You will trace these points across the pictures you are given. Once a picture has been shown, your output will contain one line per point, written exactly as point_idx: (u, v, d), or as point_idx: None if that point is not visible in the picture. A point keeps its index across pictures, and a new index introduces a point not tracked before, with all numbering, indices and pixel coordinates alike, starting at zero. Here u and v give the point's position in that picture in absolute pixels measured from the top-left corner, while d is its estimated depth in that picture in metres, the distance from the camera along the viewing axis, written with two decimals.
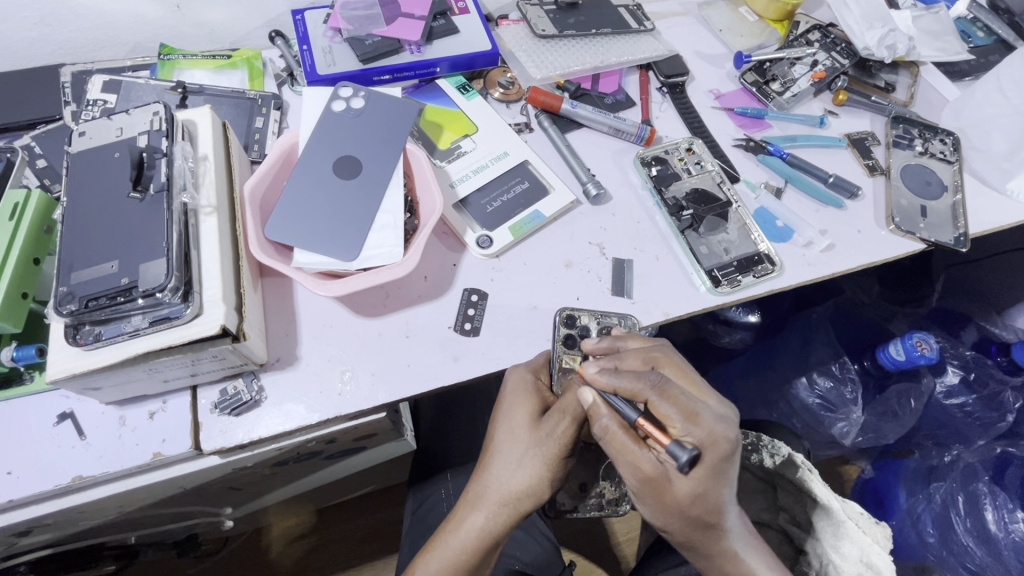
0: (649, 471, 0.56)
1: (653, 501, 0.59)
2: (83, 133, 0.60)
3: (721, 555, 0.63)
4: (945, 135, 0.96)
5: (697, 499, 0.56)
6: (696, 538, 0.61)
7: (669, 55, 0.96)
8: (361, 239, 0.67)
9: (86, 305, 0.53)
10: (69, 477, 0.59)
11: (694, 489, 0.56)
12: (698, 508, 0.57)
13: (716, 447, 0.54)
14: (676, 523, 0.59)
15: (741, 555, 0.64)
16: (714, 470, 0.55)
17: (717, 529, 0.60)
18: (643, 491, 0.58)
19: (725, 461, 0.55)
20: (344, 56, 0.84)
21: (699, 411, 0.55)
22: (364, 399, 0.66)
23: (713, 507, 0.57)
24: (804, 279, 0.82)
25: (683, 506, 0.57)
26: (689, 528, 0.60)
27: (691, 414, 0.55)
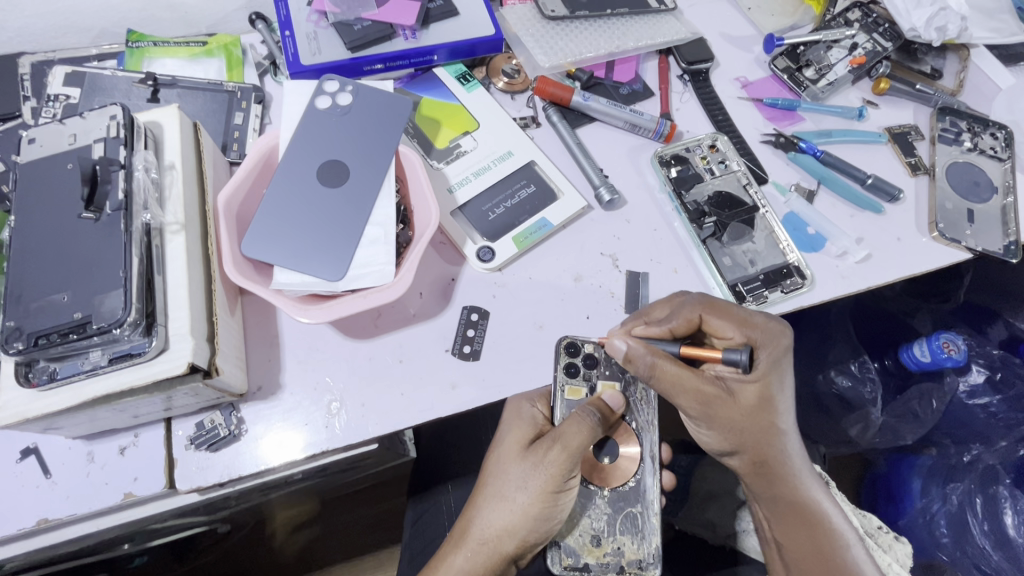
0: (711, 392, 0.61)
1: (720, 422, 0.63)
2: (32, 139, 0.54)
3: (783, 477, 0.66)
4: (997, 129, 0.87)
5: (758, 406, 0.62)
6: (762, 451, 0.64)
7: (693, 39, 0.87)
8: (348, 256, 0.60)
9: (35, 343, 0.48)
10: (34, 520, 0.55)
11: (751, 395, 0.62)
12: (760, 416, 0.63)
13: (777, 354, 0.62)
14: (744, 434, 0.63)
15: (800, 475, 0.67)
16: (763, 376, 0.62)
17: (778, 439, 0.64)
18: (709, 413, 0.62)
19: (783, 360, 0.62)
20: (331, 43, 0.75)
21: (753, 316, 0.62)
22: (355, 431, 0.61)
23: (773, 415, 0.63)
24: (837, 294, 0.75)
25: (746, 417, 0.62)
26: (752, 440, 0.64)
27: (713, 327, 0.63)
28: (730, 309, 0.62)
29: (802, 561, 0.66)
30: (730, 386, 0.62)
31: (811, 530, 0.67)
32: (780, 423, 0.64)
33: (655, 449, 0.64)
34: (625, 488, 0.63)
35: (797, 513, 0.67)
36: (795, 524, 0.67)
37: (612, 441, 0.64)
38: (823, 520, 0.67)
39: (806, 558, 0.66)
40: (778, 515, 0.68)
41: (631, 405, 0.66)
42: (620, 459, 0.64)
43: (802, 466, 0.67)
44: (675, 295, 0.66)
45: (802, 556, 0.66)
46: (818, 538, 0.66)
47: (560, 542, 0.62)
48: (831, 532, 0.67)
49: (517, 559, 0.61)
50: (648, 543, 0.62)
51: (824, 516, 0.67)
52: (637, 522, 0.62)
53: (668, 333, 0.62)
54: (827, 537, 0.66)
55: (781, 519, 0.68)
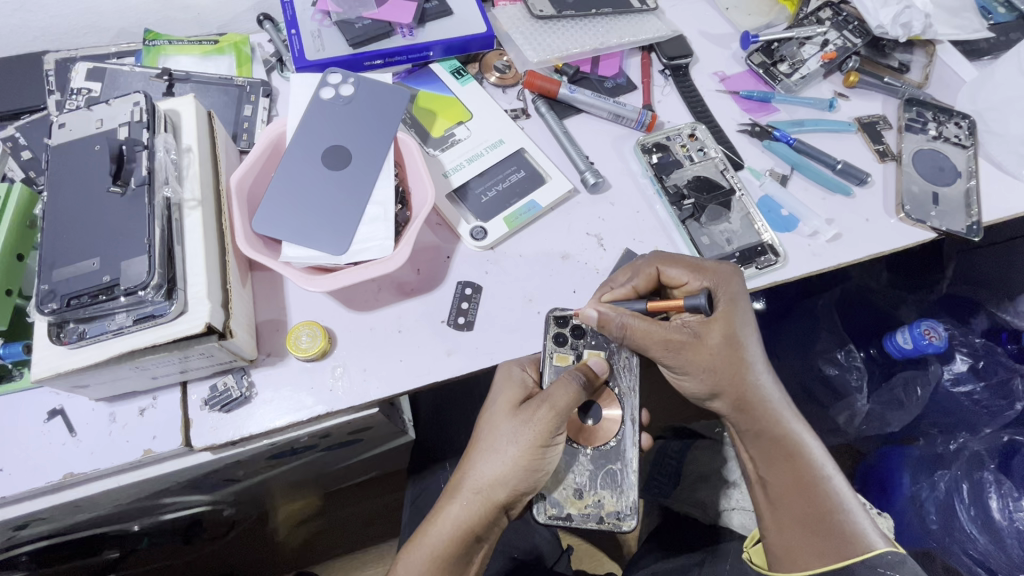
0: (679, 338, 0.65)
1: (689, 366, 0.66)
2: (63, 124, 0.59)
3: (763, 413, 0.70)
4: (961, 118, 0.92)
5: (728, 346, 0.66)
6: (739, 389, 0.68)
7: (673, 36, 0.92)
8: (350, 232, 0.65)
9: (68, 303, 0.52)
10: (60, 474, 0.59)
11: (718, 335, 0.66)
12: (730, 354, 0.66)
13: (732, 294, 0.66)
14: (715, 376, 0.67)
15: (780, 411, 0.71)
16: (722, 317, 0.66)
17: (755, 376, 0.68)
18: (680, 359, 0.66)
19: (739, 297, 0.66)
20: (334, 41, 0.81)
21: (703, 262, 0.68)
22: (356, 394, 0.65)
23: (744, 353, 0.67)
24: (809, 271, 0.79)
25: (717, 357, 0.66)
26: (728, 378, 0.68)
27: (672, 279, 0.68)
28: (682, 259, 0.68)
29: (786, 495, 0.69)
30: (696, 330, 0.66)
31: (793, 463, 0.70)
32: (753, 360, 0.68)
33: (634, 412, 0.69)
34: (607, 446, 0.68)
35: (779, 448, 0.70)
36: (776, 458, 0.70)
37: (596, 405, 0.69)
38: (803, 454, 0.70)
39: (787, 490, 0.69)
40: (761, 451, 0.71)
41: (615, 372, 0.70)
42: (603, 420, 0.69)
43: (781, 401, 0.71)
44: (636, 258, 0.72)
45: (785, 490, 0.69)
46: (798, 470, 0.69)
47: (545, 495, 0.66)
48: (811, 466, 0.70)
49: (508, 509, 0.66)
50: (626, 497, 0.66)
51: (804, 450, 0.70)
52: (616, 478, 0.67)
53: (631, 290, 0.68)
54: (807, 468, 0.70)
55: (764, 455, 0.71)
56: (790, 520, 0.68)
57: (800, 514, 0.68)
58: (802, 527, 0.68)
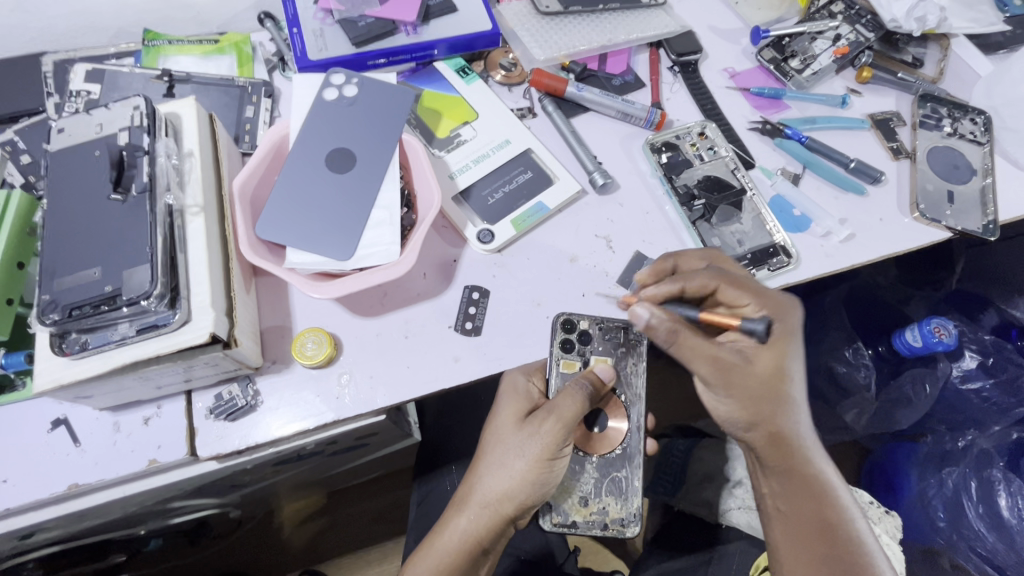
0: (727, 360, 0.62)
1: (735, 393, 0.64)
2: (63, 129, 0.57)
3: (794, 451, 0.68)
4: (976, 114, 0.90)
5: (773, 378, 0.64)
6: (775, 425, 0.66)
7: (682, 31, 0.90)
8: (355, 237, 0.64)
9: (70, 314, 0.51)
10: (64, 485, 0.58)
11: (766, 366, 0.64)
12: (774, 386, 0.64)
13: (789, 326, 0.64)
14: (754, 405, 0.65)
15: (811, 448, 0.69)
16: (778, 347, 0.64)
17: (791, 413, 0.66)
18: (725, 384, 0.64)
19: (795, 333, 0.64)
20: (337, 40, 0.79)
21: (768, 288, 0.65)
22: (363, 402, 0.64)
23: (786, 388, 0.65)
24: (822, 272, 0.78)
25: (762, 388, 0.64)
26: (766, 412, 0.65)
27: (728, 296, 0.65)
28: (745, 281, 0.64)
29: (804, 529, 0.68)
30: (746, 355, 0.64)
31: (816, 501, 0.69)
32: (793, 396, 0.66)
33: (641, 421, 0.68)
34: (613, 455, 0.67)
35: (804, 485, 0.69)
36: (802, 498, 0.69)
37: (604, 413, 0.68)
38: (828, 492, 0.69)
39: (809, 530, 0.68)
40: (787, 488, 0.69)
41: (623, 379, 0.70)
42: (610, 427, 0.68)
43: (813, 441, 0.69)
44: (695, 260, 0.69)
45: (805, 525, 0.68)
46: (822, 508, 0.68)
47: (551, 503, 0.65)
48: (835, 504, 0.69)
49: (516, 521, 0.65)
50: (630, 504, 0.66)
51: (829, 488, 0.69)
52: (621, 486, 0.66)
53: (677, 291, 0.66)
54: (832, 510, 0.69)
55: (787, 489, 0.69)
56: (805, 555, 0.68)
57: (820, 555, 0.67)
58: (815, 564, 0.67)
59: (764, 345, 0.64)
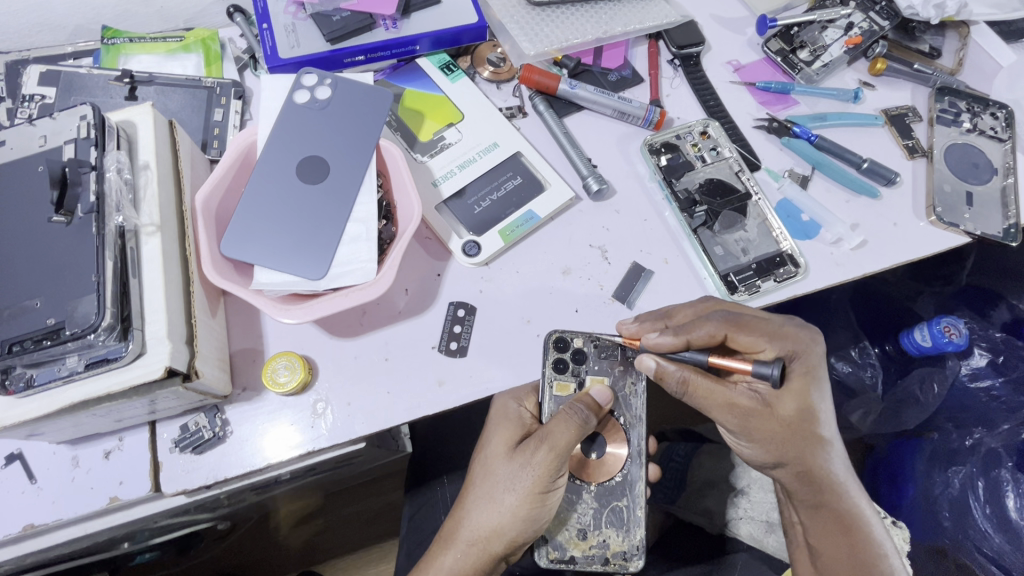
0: (746, 405, 0.61)
1: (760, 437, 0.62)
2: (3, 142, 0.52)
3: (826, 486, 0.65)
4: (998, 108, 0.84)
5: (799, 419, 0.61)
6: (805, 464, 0.63)
7: (683, 21, 0.84)
8: (328, 254, 0.59)
9: (11, 349, 0.48)
10: (20, 525, 0.55)
11: (791, 407, 0.62)
12: (800, 428, 0.62)
13: (812, 361, 0.62)
14: (777, 449, 0.63)
15: (846, 484, 0.65)
16: (799, 387, 0.61)
17: (822, 451, 0.63)
18: (748, 428, 0.62)
19: (818, 370, 0.61)
20: (310, 35, 0.74)
21: (784, 326, 0.61)
22: (341, 431, 0.60)
23: (816, 428, 0.62)
24: (832, 282, 0.73)
25: (785, 430, 0.62)
26: (794, 452, 0.63)
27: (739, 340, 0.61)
28: (756, 323, 0.61)
29: (837, 568, 0.64)
30: (766, 397, 0.62)
31: (849, 539, 0.64)
32: (824, 434, 0.63)
33: (642, 445, 0.63)
34: (611, 483, 0.62)
35: (837, 520, 0.65)
36: (832, 532, 0.65)
37: (601, 437, 0.64)
38: (864, 532, 0.64)
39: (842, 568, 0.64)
40: (816, 520, 0.66)
41: (620, 400, 0.65)
42: (608, 453, 0.63)
43: (848, 476, 0.65)
44: (698, 306, 0.64)
45: (835, 561, 0.64)
46: (855, 547, 0.64)
47: (547, 537, 0.61)
48: (871, 544, 0.64)
49: (507, 557, 0.61)
50: (633, 536, 0.62)
51: (865, 527, 0.65)
52: (622, 516, 0.62)
53: (682, 342, 0.60)
54: (869, 548, 0.64)
55: (818, 525, 0.66)
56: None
57: None
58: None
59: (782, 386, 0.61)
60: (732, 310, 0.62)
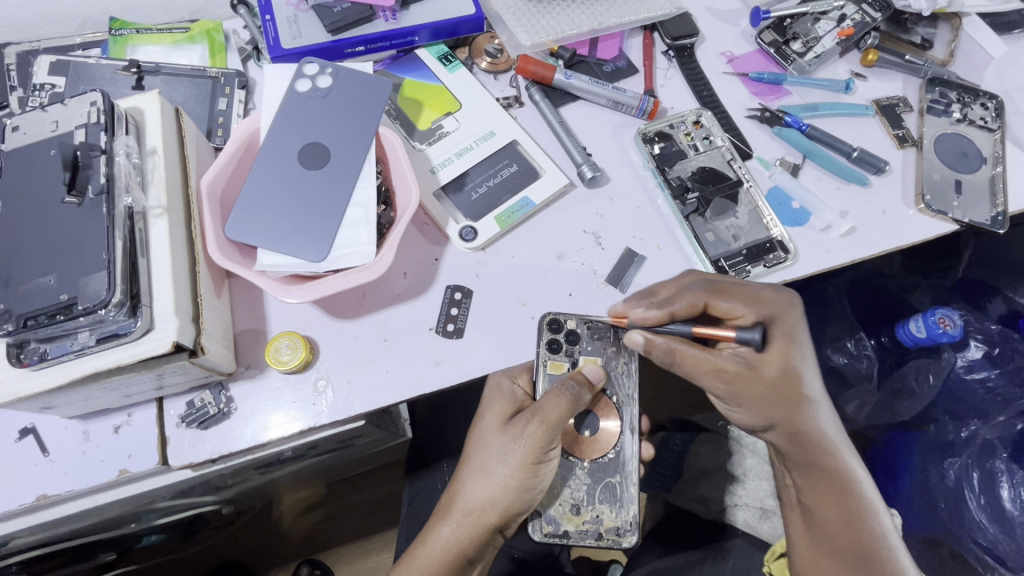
0: (732, 369, 0.63)
1: (749, 398, 0.65)
2: (17, 127, 0.55)
3: (817, 447, 0.68)
4: (988, 99, 0.85)
5: (784, 381, 0.64)
6: (795, 423, 0.66)
7: (678, 13, 0.86)
8: (328, 237, 0.61)
9: (25, 324, 0.50)
10: (34, 496, 0.57)
11: (775, 369, 0.64)
12: (786, 390, 0.65)
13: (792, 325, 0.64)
14: (767, 411, 0.66)
15: (834, 445, 0.68)
16: (782, 348, 0.64)
17: (811, 410, 0.66)
18: (736, 390, 0.64)
19: (798, 330, 0.64)
20: (312, 27, 0.76)
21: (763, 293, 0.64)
22: (341, 408, 0.62)
23: (801, 388, 0.65)
24: (821, 268, 0.75)
25: (773, 391, 0.65)
26: (784, 411, 0.66)
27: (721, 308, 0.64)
28: (736, 290, 0.63)
29: (827, 525, 0.67)
30: (751, 361, 0.64)
31: (841, 499, 0.67)
32: (809, 394, 0.66)
33: (635, 422, 0.65)
34: (604, 459, 0.64)
35: (825, 479, 0.68)
36: (819, 491, 0.68)
37: (593, 415, 0.65)
38: (852, 490, 0.68)
39: (833, 525, 0.67)
40: (809, 481, 0.69)
41: (613, 379, 0.67)
42: (601, 430, 0.65)
43: (837, 437, 0.69)
44: (679, 278, 0.66)
45: (829, 521, 0.67)
46: (846, 506, 0.67)
47: (541, 511, 0.63)
48: (859, 501, 0.67)
49: (502, 529, 0.63)
50: (626, 512, 0.63)
51: (853, 486, 0.68)
52: (615, 492, 0.64)
53: (667, 315, 0.63)
54: (858, 510, 0.67)
55: (810, 485, 0.68)
56: (827, 552, 0.66)
57: (840, 551, 0.66)
58: (840, 562, 0.65)
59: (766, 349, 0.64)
60: (711, 277, 0.65)
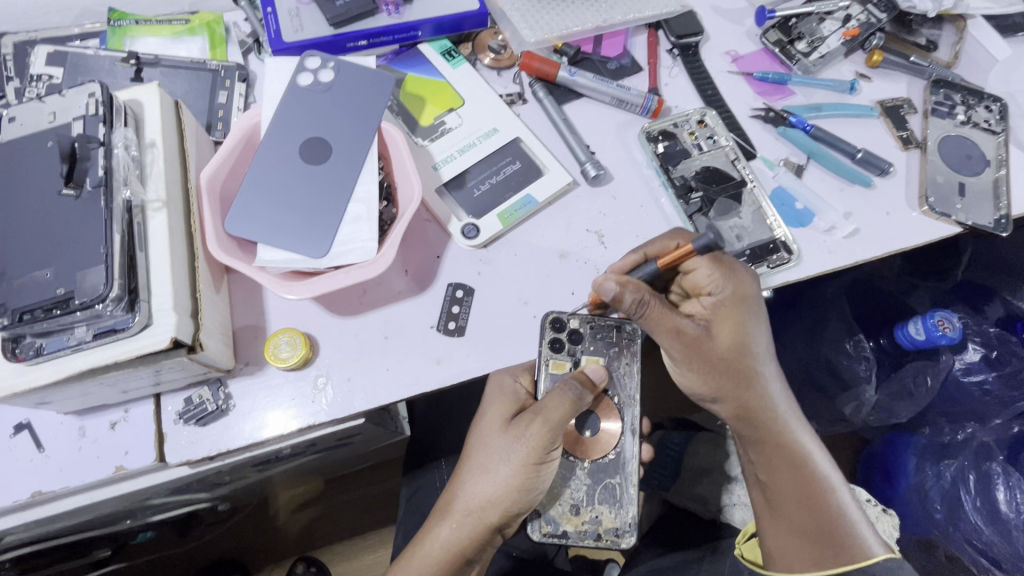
0: (691, 332, 0.63)
1: (699, 367, 0.65)
2: (13, 117, 0.54)
3: (768, 423, 0.68)
4: (992, 101, 0.85)
5: (737, 350, 0.65)
6: (742, 400, 0.67)
7: (683, 11, 0.85)
8: (330, 233, 0.61)
9: (20, 319, 0.49)
10: (29, 493, 0.57)
11: (728, 338, 0.65)
12: (737, 358, 0.65)
13: (748, 293, 0.65)
14: (717, 380, 0.66)
15: (787, 421, 0.68)
16: (735, 314, 0.64)
17: (758, 386, 0.66)
18: (689, 357, 0.65)
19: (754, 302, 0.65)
20: (314, 20, 0.75)
21: (721, 256, 0.64)
22: (341, 406, 0.62)
23: (749, 361, 0.65)
24: (824, 269, 0.75)
25: (725, 360, 0.65)
26: (733, 385, 0.66)
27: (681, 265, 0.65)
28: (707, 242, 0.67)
29: (784, 500, 0.68)
30: (708, 326, 0.65)
31: (798, 475, 0.68)
32: (758, 369, 0.66)
33: (636, 423, 0.65)
34: (605, 460, 0.64)
35: (779, 455, 0.68)
36: (774, 467, 0.68)
37: (595, 415, 0.65)
38: (809, 466, 0.68)
39: (790, 499, 0.68)
40: (764, 458, 0.69)
41: (615, 380, 0.66)
42: (602, 430, 0.65)
43: (789, 412, 0.69)
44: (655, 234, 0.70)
45: (786, 497, 0.68)
46: (801, 480, 0.68)
47: (541, 512, 0.63)
48: (816, 477, 0.68)
49: (502, 529, 0.63)
50: (625, 513, 0.63)
51: (809, 460, 0.69)
52: (615, 493, 0.63)
53: (642, 257, 0.66)
54: (812, 482, 0.68)
55: (767, 464, 0.68)
56: (789, 530, 0.67)
57: (798, 526, 0.67)
58: (802, 539, 0.66)
59: (722, 314, 0.64)
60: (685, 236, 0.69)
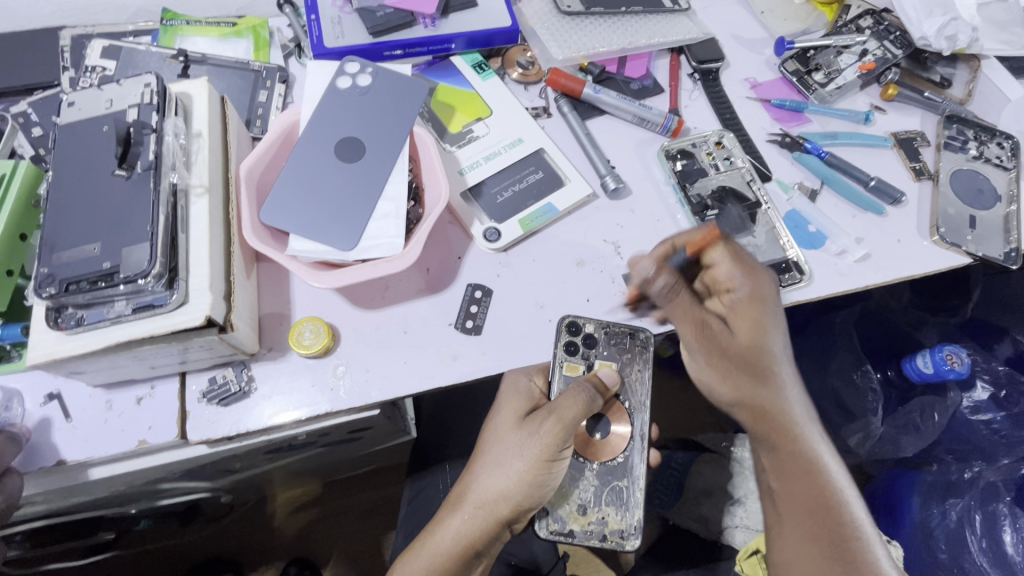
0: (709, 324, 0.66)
1: (715, 359, 0.67)
2: (73, 102, 0.57)
3: (779, 421, 0.65)
4: (1004, 139, 0.87)
5: (752, 346, 0.65)
6: (756, 395, 0.65)
7: (705, 38, 0.89)
8: (359, 228, 0.63)
9: (66, 289, 0.51)
10: (53, 461, 0.58)
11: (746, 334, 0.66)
12: (751, 355, 0.65)
13: (767, 294, 0.66)
14: (729, 375, 0.66)
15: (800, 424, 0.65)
16: (752, 312, 0.65)
17: (773, 385, 0.65)
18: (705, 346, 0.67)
19: (773, 303, 0.66)
20: (354, 28, 0.79)
21: (744, 254, 0.66)
22: (357, 396, 0.63)
23: (766, 360, 0.65)
24: (834, 292, 0.76)
25: (739, 355, 0.66)
26: (746, 379, 0.66)
27: (705, 259, 0.67)
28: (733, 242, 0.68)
29: (795, 507, 0.61)
30: (726, 320, 0.66)
31: (810, 480, 0.62)
32: (776, 367, 0.66)
33: (645, 429, 0.66)
34: (614, 463, 0.65)
35: (790, 458, 0.64)
36: (786, 469, 0.63)
37: (606, 419, 0.66)
38: (819, 470, 0.63)
39: (803, 506, 0.61)
40: (774, 460, 0.64)
41: (626, 386, 0.68)
42: (612, 432, 0.66)
43: (805, 418, 0.66)
44: None
45: (798, 506, 0.61)
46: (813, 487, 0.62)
47: (549, 509, 0.64)
48: (827, 484, 0.62)
49: (511, 525, 0.64)
50: (632, 516, 0.64)
51: (823, 469, 0.63)
52: (622, 496, 0.64)
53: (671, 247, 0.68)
54: (826, 492, 0.62)
55: (775, 464, 0.64)
56: (800, 535, 0.60)
57: (812, 533, 0.59)
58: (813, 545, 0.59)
59: (742, 310, 0.66)
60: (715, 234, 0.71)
